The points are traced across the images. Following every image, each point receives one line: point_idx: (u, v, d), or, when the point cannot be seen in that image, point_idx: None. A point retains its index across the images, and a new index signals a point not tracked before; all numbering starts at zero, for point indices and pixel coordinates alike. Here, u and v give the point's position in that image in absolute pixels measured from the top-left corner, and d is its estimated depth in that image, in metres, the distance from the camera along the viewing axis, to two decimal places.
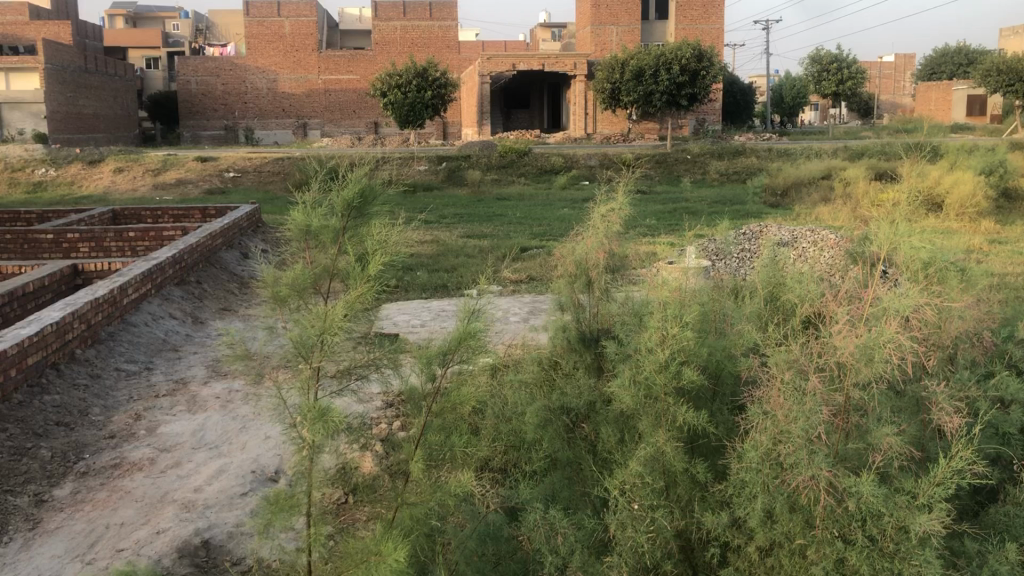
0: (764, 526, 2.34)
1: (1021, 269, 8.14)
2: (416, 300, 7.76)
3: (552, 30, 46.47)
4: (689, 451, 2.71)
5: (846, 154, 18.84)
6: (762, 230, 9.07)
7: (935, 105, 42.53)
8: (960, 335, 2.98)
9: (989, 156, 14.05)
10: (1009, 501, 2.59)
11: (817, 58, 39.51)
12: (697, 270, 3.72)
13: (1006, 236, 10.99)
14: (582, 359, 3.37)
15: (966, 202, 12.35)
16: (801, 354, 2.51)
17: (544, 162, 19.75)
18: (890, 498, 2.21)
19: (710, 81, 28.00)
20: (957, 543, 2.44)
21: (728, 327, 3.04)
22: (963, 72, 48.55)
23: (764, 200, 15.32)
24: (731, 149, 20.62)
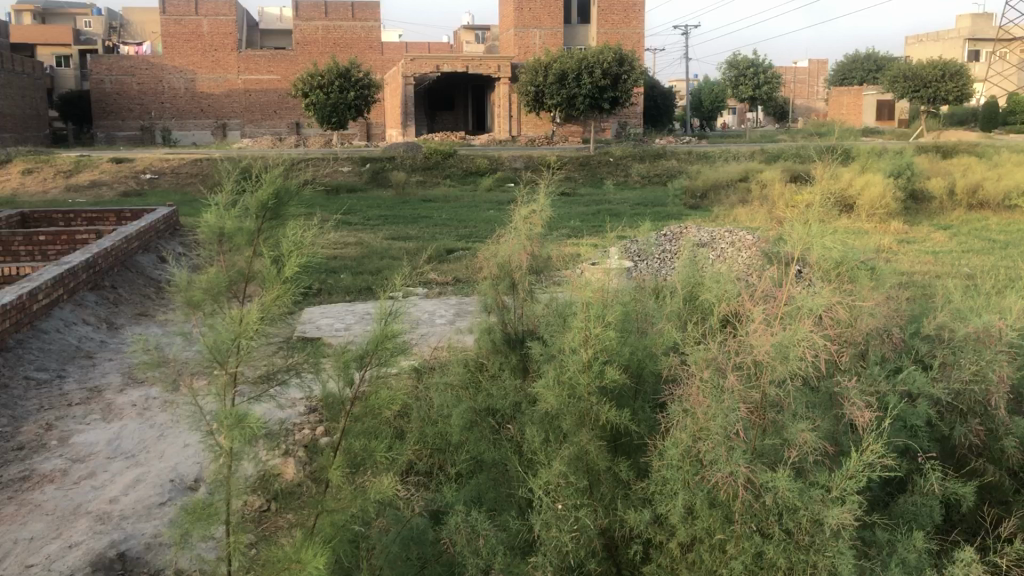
0: (684, 523, 2.38)
1: (928, 267, 8.47)
2: (339, 303, 7.68)
3: (475, 32, 46.53)
4: (611, 449, 2.74)
5: (763, 157, 19.30)
6: (681, 232, 9.26)
7: (847, 109, 43.95)
8: (871, 332, 3.07)
9: (897, 159, 14.53)
10: (919, 491, 2.68)
11: (734, 62, 40.61)
12: (619, 270, 3.75)
13: (914, 237, 11.41)
14: (507, 360, 3.38)
15: (876, 203, 12.81)
16: (718, 352, 2.56)
17: (469, 164, 19.77)
18: (806, 493, 2.27)
19: (631, 86, 28.60)
20: (868, 533, 2.51)
21: (648, 327, 3.09)
22: (873, 78, 50.33)
23: (684, 202, 15.60)
24: (653, 152, 20.95)
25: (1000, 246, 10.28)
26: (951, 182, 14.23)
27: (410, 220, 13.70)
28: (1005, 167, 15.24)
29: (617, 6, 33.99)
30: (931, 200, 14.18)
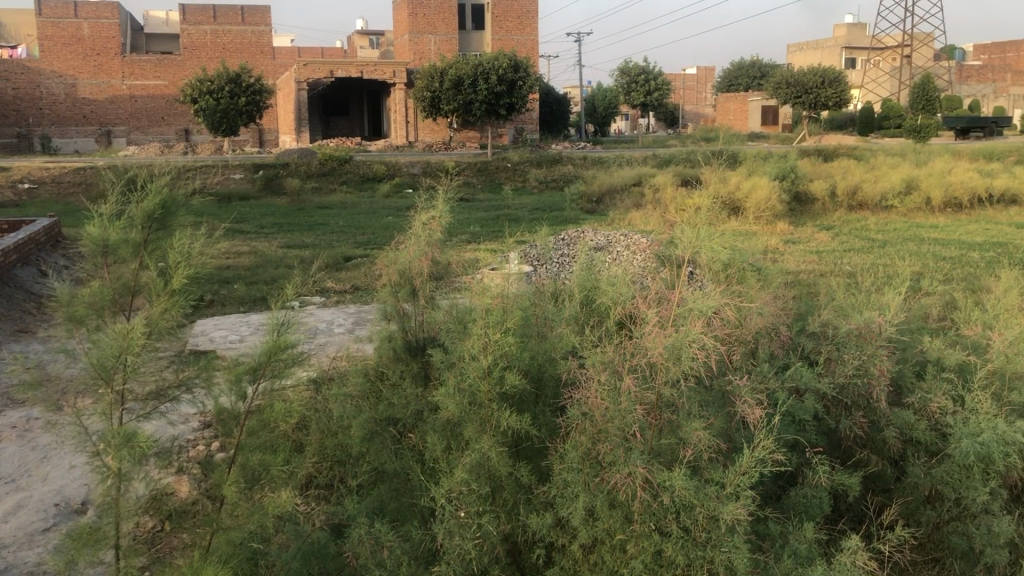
0: (585, 525, 2.41)
1: (812, 267, 8.78)
2: (233, 314, 7.48)
3: (369, 37, 46.15)
4: (514, 454, 2.75)
5: (655, 161, 19.76)
6: (579, 236, 9.33)
7: (734, 115, 45.44)
8: (760, 330, 3.16)
9: (782, 163, 14.95)
10: (808, 483, 2.79)
11: (626, 69, 41.34)
12: (518, 275, 3.76)
13: (799, 237, 11.85)
14: (408, 368, 3.34)
15: (764, 206, 13.26)
16: (615, 355, 2.59)
17: (366, 170, 19.57)
18: (701, 490, 2.33)
19: (526, 92, 28.85)
20: (762, 525, 2.58)
21: (548, 330, 3.11)
22: (757, 84, 52.23)
23: (580, 206, 15.79)
24: (549, 158, 21.16)
25: (879, 246, 10.74)
26: (832, 184, 14.85)
27: (306, 228, 13.47)
28: (881, 170, 16.00)
29: (511, 12, 34.27)
30: (814, 202, 14.75)
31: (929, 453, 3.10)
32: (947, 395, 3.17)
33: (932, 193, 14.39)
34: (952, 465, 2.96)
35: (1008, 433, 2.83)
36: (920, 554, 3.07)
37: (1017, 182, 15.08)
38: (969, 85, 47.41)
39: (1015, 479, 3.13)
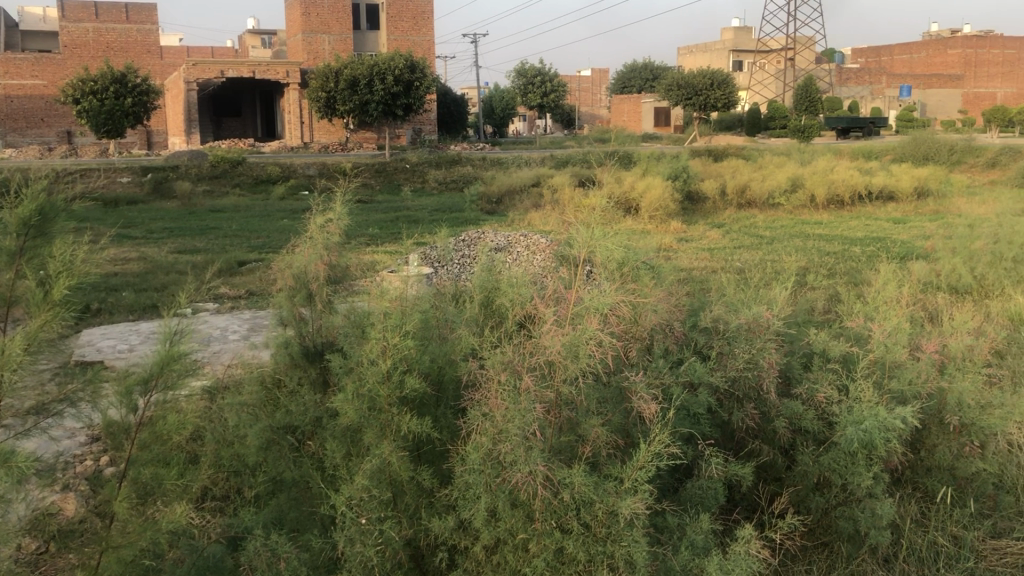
0: (488, 526, 2.42)
1: (705, 263, 9.05)
2: (121, 323, 7.20)
3: (261, 37, 45.25)
4: (414, 458, 2.73)
5: (553, 162, 20.01)
6: (478, 237, 9.30)
7: (628, 116, 46.34)
8: (655, 328, 3.21)
9: (674, 163, 15.29)
10: (703, 475, 2.87)
11: (522, 70, 41.65)
12: (417, 276, 3.74)
13: (692, 235, 12.18)
14: (306, 374, 3.28)
15: (658, 206, 13.50)
16: (514, 355, 2.61)
17: (260, 172, 19.16)
18: (600, 487, 2.37)
19: (423, 92, 28.87)
20: (660, 518, 2.63)
21: (448, 332, 3.09)
22: (650, 86, 53.44)
23: (480, 207, 15.83)
24: (447, 159, 21.18)
25: (767, 242, 11.10)
26: (722, 184, 15.26)
27: (198, 232, 13.09)
28: (769, 169, 16.52)
29: (406, 13, 34.17)
30: (706, 200, 15.15)
31: (817, 440, 3.21)
32: (832, 384, 3.30)
33: (816, 191, 15.02)
34: (839, 452, 3.08)
35: (890, 419, 2.97)
36: (810, 540, 3.21)
37: (894, 179, 15.84)
38: (848, 87, 49.59)
39: (896, 462, 3.29)
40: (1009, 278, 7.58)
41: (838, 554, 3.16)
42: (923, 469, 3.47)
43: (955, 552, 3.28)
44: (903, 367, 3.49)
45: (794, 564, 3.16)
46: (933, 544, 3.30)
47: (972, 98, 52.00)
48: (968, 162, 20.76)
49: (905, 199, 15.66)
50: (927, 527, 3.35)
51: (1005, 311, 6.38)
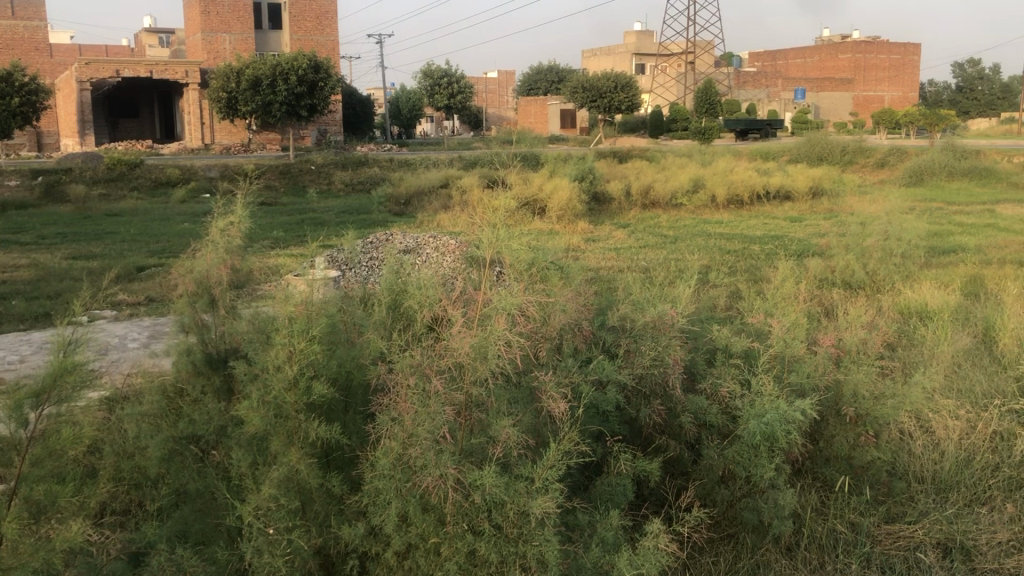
0: (399, 531, 2.40)
1: (612, 263, 9.19)
2: (11, 333, 6.88)
3: (158, 35, 43.92)
4: (324, 465, 2.68)
5: (461, 163, 19.99)
6: (387, 239, 9.25)
7: (534, 118, 46.68)
8: (564, 327, 3.23)
9: (580, 164, 15.43)
10: (612, 472, 2.91)
11: (428, 72, 41.45)
12: (325, 279, 3.67)
13: (599, 234, 12.35)
14: (210, 383, 3.18)
15: (565, 207, 13.63)
16: (423, 358, 2.59)
17: (159, 175, 18.59)
18: (511, 487, 2.38)
19: (327, 93, 28.48)
20: (570, 516, 2.65)
21: (356, 336, 3.05)
22: (556, 88, 54.00)
23: (388, 209, 15.70)
24: (353, 160, 20.94)
25: (671, 241, 11.34)
26: (627, 184, 15.49)
27: (93, 237, 12.60)
28: (672, 170, 16.89)
29: (309, 12, 33.63)
30: (612, 201, 15.36)
31: (721, 434, 3.29)
32: (735, 379, 3.38)
33: (716, 191, 15.43)
34: (741, 445, 3.17)
35: (789, 411, 3.07)
36: (717, 532, 3.29)
37: (791, 179, 16.40)
38: (746, 89, 51.03)
39: (795, 454, 3.40)
40: (897, 273, 7.95)
41: (743, 544, 3.25)
42: (822, 459, 3.59)
43: (855, 538, 3.40)
44: (801, 361, 3.61)
45: (701, 556, 3.23)
46: (833, 531, 3.41)
47: (862, 101, 54.29)
48: (860, 162, 21.65)
49: (802, 198, 16.21)
50: (826, 515, 3.48)
51: (895, 305, 6.68)
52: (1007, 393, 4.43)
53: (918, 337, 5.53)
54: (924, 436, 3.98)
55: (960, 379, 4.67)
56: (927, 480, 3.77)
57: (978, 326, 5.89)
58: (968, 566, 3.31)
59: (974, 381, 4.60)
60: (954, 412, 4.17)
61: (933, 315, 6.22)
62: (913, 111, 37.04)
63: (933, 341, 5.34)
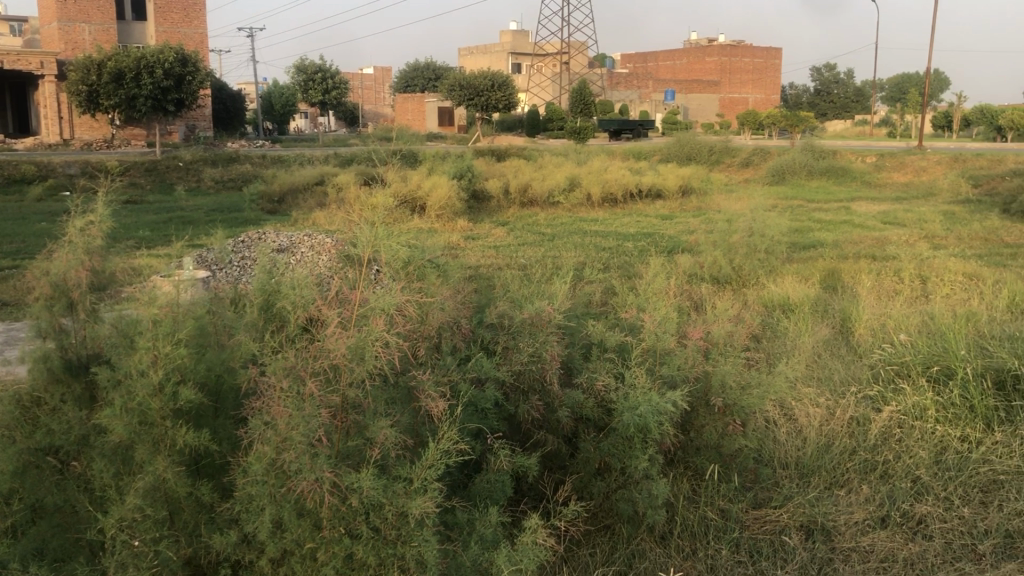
0: (273, 538, 2.34)
1: (491, 260, 9.25)
2: None
3: (10, 23, 41.39)
4: (192, 473, 2.59)
5: (336, 160, 19.68)
6: (259, 238, 9.01)
7: (411, 116, 46.46)
8: (442, 325, 3.22)
9: (459, 162, 15.38)
10: (491, 468, 2.92)
11: (302, 67, 40.56)
12: (194, 280, 3.54)
13: (477, 232, 12.41)
14: (70, 391, 2.99)
15: (444, 205, 13.62)
16: (296, 359, 2.53)
17: (12, 171, 17.55)
18: (389, 488, 2.36)
19: (196, 87, 27.53)
20: (449, 515, 2.64)
21: (226, 339, 2.95)
22: (432, 86, 53.93)
23: (261, 207, 15.29)
24: (224, 157, 20.31)
25: (549, 239, 11.47)
26: (505, 183, 15.59)
27: None
28: (549, 169, 17.06)
29: (175, 4, 32.41)
30: (491, 199, 15.40)
31: (597, 428, 3.35)
32: (610, 373, 3.45)
33: (592, 190, 15.74)
34: (617, 438, 3.24)
35: (662, 403, 3.15)
36: (593, 524, 3.36)
37: (662, 178, 16.86)
38: (620, 90, 52.17)
39: (668, 444, 3.50)
40: (761, 269, 8.31)
41: (619, 535, 3.34)
42: (693, 448, 3.72)
43: (723, 524, 3.52)
44: (672, 354, 3.72)
45: (579, 547, 3.29)
46: (704, 518, 3.53)
47: (728, 103, 56.44)
48: (726, 162, 22.44)
49: (672, 197, 16.70)
50: (698, 503, 3.61)
51: (760, 299, 6.96)
52: (862, 379, 4.67)
53: (782, 330, 5.78)
54: (787, 424, 4.16)
55: (819, 369, 4.91)
56: (791, 466, 3.94)
57: (836, 317, 6.20)
58: (828, 545, 3.43)
59: (833, 369, 4.86)
60: (815, 400, 4.37)
61: (795, 308, 6.52)
62: (775, 113, 38.67)
63: (794, 333, 5.60)
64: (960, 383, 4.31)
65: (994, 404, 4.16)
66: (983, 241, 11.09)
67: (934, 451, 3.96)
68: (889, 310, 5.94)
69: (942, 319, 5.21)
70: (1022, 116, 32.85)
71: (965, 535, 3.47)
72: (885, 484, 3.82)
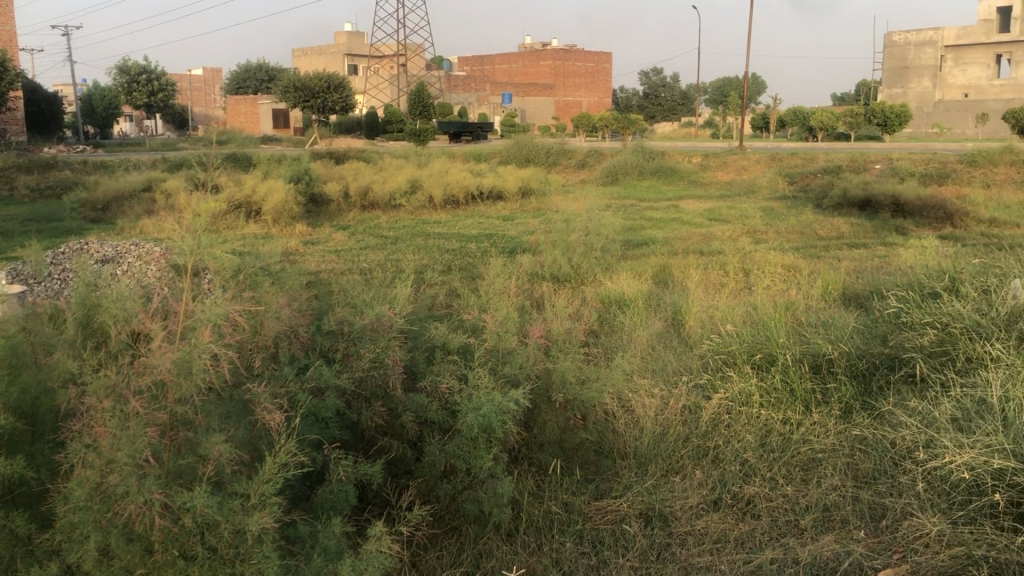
0: (99, 567, 2.21)
1: (332, 265, 9.09)
2: None
3: None
4: (6, 503, 2.41)
5: (165, 165, 18.85)
6: (81, 248, 8.47)
7: (244, 118, 45.04)
8: (279, 335, 3.14)
9: (295, 165, 15.04)
10: (333, 479, 2.87)
11: (123, 67, 38.44)
12: (7, 296, 3.29)
13: (317, 237, 12.15)
14: None
15: (281, 210, 13.28)
16: (119, 378, 2.40)
17: None
18: (225, 506, 2.27)
19: (5, 88, 25.67)
20: (290, 529, 2.58)
21: (42, 358, 2.77)
22: (265, 87, 52.58)
23: (83, 215, 14.43)
24: (40, 163, 19.06)
25: (391, 242, 11.39)
26: (345, 186, 15.35)
27: None
28: (389, 171, 16.93)
29: None
30: (330, 202, 15.14)
31: (442, 430, 3.35)
32: (453, 375, 3.47)
33: (433, 192, 15.73)
34: (461, 439, 3.24)
35: (504, 402, 3.19)
36: (440, 527, 3.36)
37: (501, 180, 17.07)
38: (458, 92, 52.35)
39: (512, 442, 3.55)
40: (597, 266, 8.58)
41: (466, 535, 3.36)
42: (535, 445, 3.81)
43: (567, 518, 3.60)
44: (513, 353, 3.78)
45: (425, 552, 3.30)
46: (548, 513, 3.61)
47: (563, 106, 57.91)
48: (563, 163, 22.95)
49: (512, 198, 16.91)
50: (542, 498, 3.68)
51: (598, 295, 7.17)
52: (693, 369, 4.90)
53: (618, 324, 5.98)
54: (625, 416, 4.32)
55: (654, 360, 5.13)
56: (629, 456, 4.09)
57: (668, 310, 6.48)
58: (666, 531, 3.55)
59: (666, 360, 5.09)
60: (649, 391, 4.56)
61: (630, 303, 6.76)
62: (607, 115, 39.90)
63: (630, 327, 5.81)
64: (781, 369, 4.58)
65: (810, 387, 4.44)
66: (799, 235, 11.84)
67: (759, 434, 4.18)
68: (716, 302, 6.26)
69: (763, 309, 5.53)
70: (829, 117, 35.32)
71: (788, 511, 3.63)
72: (716, 468, 3.99)
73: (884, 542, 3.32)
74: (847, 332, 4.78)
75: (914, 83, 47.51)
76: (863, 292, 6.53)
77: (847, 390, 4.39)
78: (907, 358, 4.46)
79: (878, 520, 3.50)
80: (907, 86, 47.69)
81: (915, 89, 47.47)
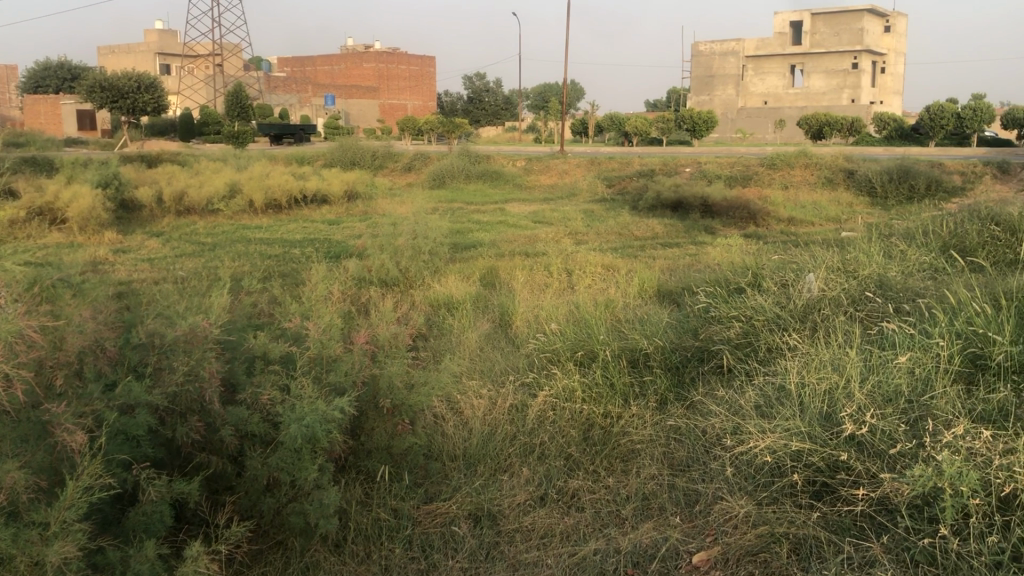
0: None
1: (144, 274, 8.63)
2: None
3: None
4: None
5: None
6: None
7: (44, 120, 42.08)
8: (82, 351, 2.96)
9: (102, 169, 14.18)
10: (145, 499, 2.73)
11: None
12: None
13: (127, 245, 11.50)
14: None
15: (87, 216, 12.47)
16: None
17: None
18: (20, 536, 2.13)
19: None
20: (98, 557, 2.46)
21: None
22: (68, 86, 49.34)
23: None
24: None
25: (209, 249, 10.94)
26: (158, 191, 14.59)
27: None
28: (206, 175, 16.25)
29: None
30: (142, 208, 14.35)
31: (263, 442, 3.25)
32: (274, 387, 3.37)
33: (254, 197, 15.23)
34: (284, 451, 3.16)
35: (327, 412, 3.14)
36: (264, 542, 3.28)
37: (325, 184, 16.76)
38: (279, 93, 50.98)
39: (337, 451, 3.49)
40: (425, 270, 8.57)
41: (292, 549, 3.30)
42: (364, 452, 3.75)
43: (396, 524, 3.59)
44: (338, 360, 3.71)
45: (248, 570, 3.22)
46: (376, 521, 3.58)
47: (388, 108, 57.56)
48: (388, 166, 22.80)
49: (337, 202, 16.64)
50: (370, 506, 3.64)
51: (426, 298, 7.15)
52: (519, 368, 5.00)
53: (446, 327, 6.01)
54: (454, 419, 4.37)
55: (481, 361, 5.19)
56: (457, 457, 4.11)
57: (495, 311, 6.56)
58: (494, 530, 3.60)
59: (494, 360, 5.16)
60: (477, 392, 4.62)
61: (458, 305, 6.81)
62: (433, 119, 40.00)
63: (458, 329, 5.85)
64: (601, 365, 4.75)
65: (629, 381, 4.62)
66: (618, 236, 12.29)
67: (581, 430, 4.32)
68: (541, 302, 6.41)
69: (585, 307, 5.71)
70: (643, 123, 36.84)
71: (609, 503, 3.76)
72: (541, 464, 4.09)
73: (698, 526, 3.50)
74: (661, 328, 5.01)
75: (720, 90, 50.63)
76: (676, 289, 6.86)
77: (661, 383, 4.60)
78: (715, 350, 4.73)
79: (693, 505, 3.67)
80: (713, 93, 50.80)
81: (720, 96, 50.73)
